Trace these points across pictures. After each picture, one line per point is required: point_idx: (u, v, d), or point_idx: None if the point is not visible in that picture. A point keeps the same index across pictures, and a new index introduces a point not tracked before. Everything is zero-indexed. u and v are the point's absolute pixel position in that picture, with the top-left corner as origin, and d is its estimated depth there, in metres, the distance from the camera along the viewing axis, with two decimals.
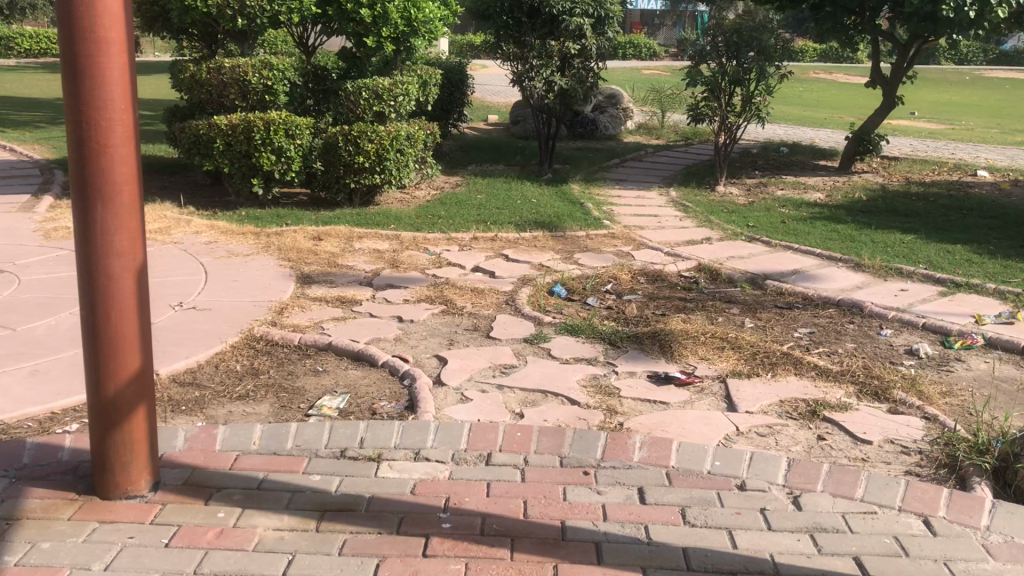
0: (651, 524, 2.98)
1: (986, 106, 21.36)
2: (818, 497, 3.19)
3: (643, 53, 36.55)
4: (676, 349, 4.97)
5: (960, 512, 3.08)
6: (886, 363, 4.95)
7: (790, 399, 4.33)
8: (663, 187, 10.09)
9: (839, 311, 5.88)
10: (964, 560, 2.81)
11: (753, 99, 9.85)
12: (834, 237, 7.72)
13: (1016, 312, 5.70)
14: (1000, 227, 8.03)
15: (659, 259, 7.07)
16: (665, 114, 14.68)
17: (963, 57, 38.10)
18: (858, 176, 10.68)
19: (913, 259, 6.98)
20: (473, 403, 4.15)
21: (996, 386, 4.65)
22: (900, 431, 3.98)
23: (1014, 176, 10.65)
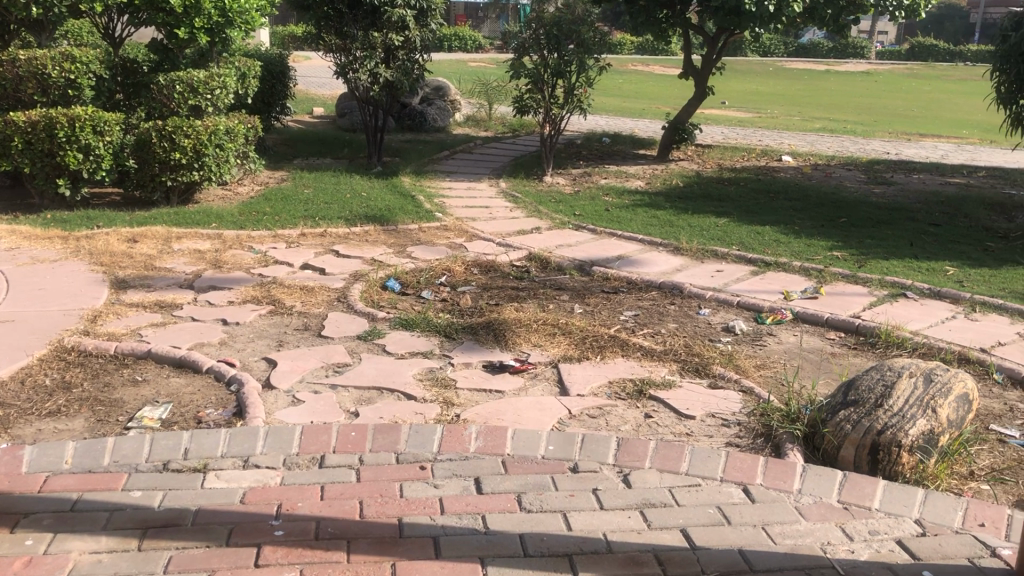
0: (488, 514, 3.01)
1: (788, 96, 22.85)
2: (646, 474, 3.31)
3: (468, 45, 36.77)
4: (509, 338, 5.03)
5: (775, 478, 3.28)
6: (705, 340, 5.20)
7: (618, 379, 4.47)
8: (492, 178, 10.19)
9: (662, 293, 6.12)
10: (780, 523, 2.99)
11: (574, 91, 10.11)
12: (655, 222, 8.04)
13: (819, 288, 6.12)
14: (802, 208, 8.60)
15: (491, 250, 7.13)
16: (492, 106, 14.84)
17: (765, 50, 40.60)
18: (676, 164, 11.16)
19: (727, 241, 7.37)
20: (305, 405, 4.04)
21: (804, 357, 4.99)
22: (721, 405, 4.20)
23: (814, 160, 11.45)
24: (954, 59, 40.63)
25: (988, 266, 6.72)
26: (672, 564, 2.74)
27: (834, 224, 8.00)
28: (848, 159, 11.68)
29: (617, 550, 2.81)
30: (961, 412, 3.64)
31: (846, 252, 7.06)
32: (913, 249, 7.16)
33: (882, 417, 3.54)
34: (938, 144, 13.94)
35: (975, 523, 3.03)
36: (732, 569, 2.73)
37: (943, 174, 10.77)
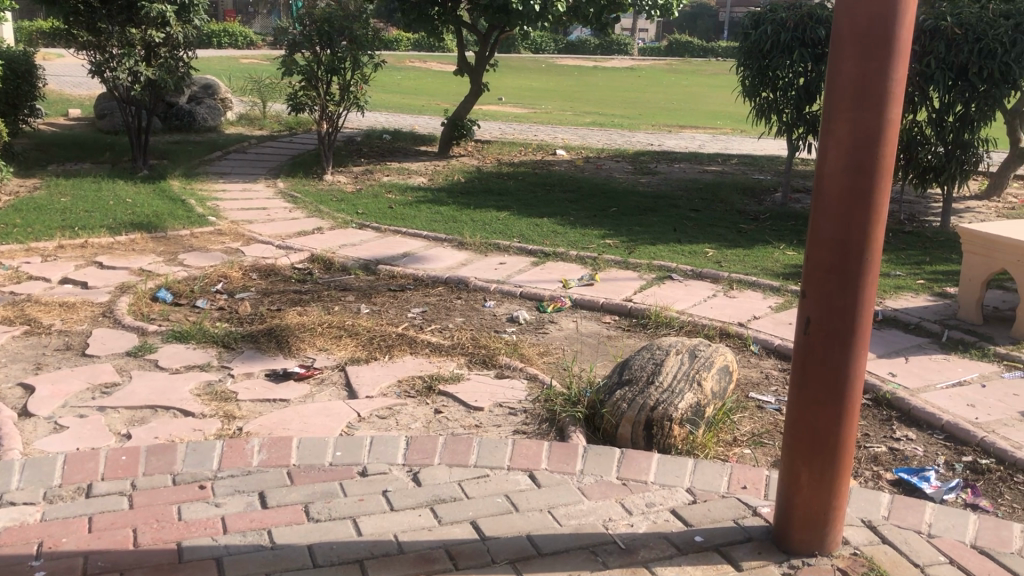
0: (274, 528, 2.91)
1: (561, 91, 23.70)
2: (435, 470, 3.32)
3: (238, 41, 35.44)
4: (293, 344, 4.88)
5: (558, 462, 3.39)
6: (491, 332, 5.30)
7: (406, 378, 4.46)
8: (268, 178, 9.86)
9: (447, 288, 6.17)
10: (564, 505, 3.10)
11: (350, 88, 10.02)
12: (437, 218, 8.10)
13: (594, 275, 6.39)
14: (576, 200, 8.95)
15: (270, 253, 6.90)
16: (266, 104, 14.39)
17: (538, 47, 41.87)
18: (456, 160, 11.28)
19: (508, 234, 7.54)
20: (69, 431, 3.74)
21: (584, 342, 5.19)
22: (507, 394, 4.29)
23: (586, 153, 11.95)
24: (707, 54, 43.70)
25: (743, 246, 7.29)
26: (463, 557, 2.77)
27: (606, 213, 8.38)
28: (616, 151, 12.28)
29: (408, 550, 2.80)
30: (723, 383, 3.92)
31: (619, 239, 7.42)
32: (678, 234, 7.64)
33: (654, 394, 3.75)
34: (696, 135, 14.95)
35: (738, 486, 3.27)
36: (520, 555, 2.79)
37: (701, 162, 11.56)
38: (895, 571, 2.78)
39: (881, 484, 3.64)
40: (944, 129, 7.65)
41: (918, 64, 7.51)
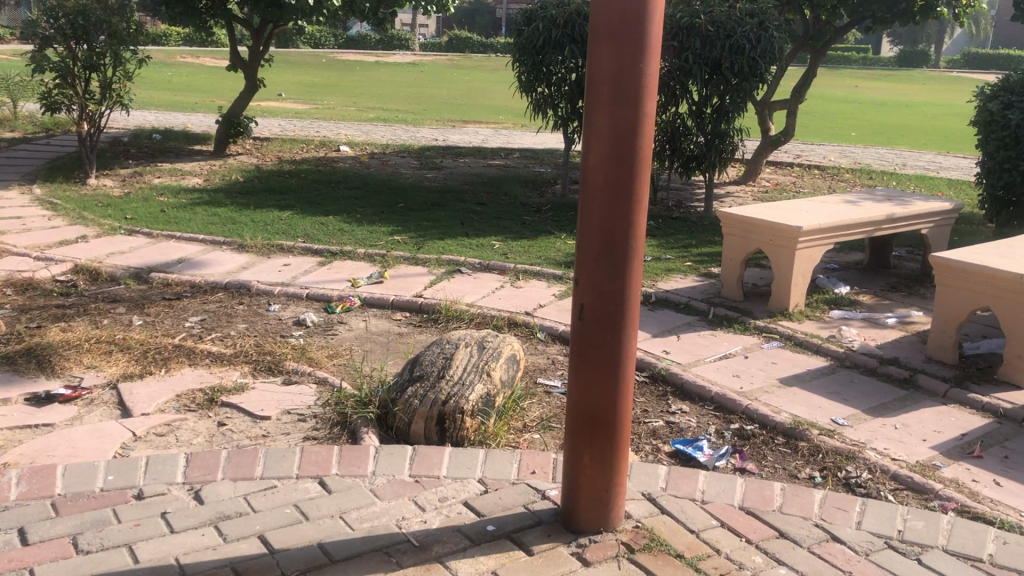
0: (38, 566, 2.67)
1: (343, 87, 23.34)
2: (219, 486, 3.17)
3: None
4: (57, 363, 4.51)
5: (349, 465, 3.33)
6: (277, 337, 5.13)
7: (186, 392, 4.23)
8: (22, 184, 9.05)
9: (228, 294, 5.90)
10: (357, 509, 3.05)
11: (111, 86, 9.37)
12: (215, 220, 7.74)
13: (383, 272, 6.34)
14: (362, 197, 8.83)
15: (27, 266, 6.33)
16: (16, 104, 13.19)
17: (317, 41, 40.97)
18: (234, 159, 10.83)
19: (292, 234, 7.32)
20: None
21: (374, 341, 5.14)
22: (295, 400, 4.17)
23: (370, 149, 11.83)
24: (487, 49, 44.45)
25: (528, 237, 7.48)
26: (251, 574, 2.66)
27: (392, 210, 8.34)
28: (401, 146, 12.24)
29: (190, 573, 2.66)
30: (511, 372, 4.00)
31: (406, 235, 7.40)
32: (465, 228, 7.72)
33: (445, 388, 3.76)
34: (479, 130, 15.18)
35: (528, 472, 3.35)
36: (312, 564, 2.72)
37: (484, 156, 11.74)
38: (673, 539, 2.94)
39: (660, 457, 3.85)
40: (703, 120, 8.19)
41: (677, 60, 7.94)
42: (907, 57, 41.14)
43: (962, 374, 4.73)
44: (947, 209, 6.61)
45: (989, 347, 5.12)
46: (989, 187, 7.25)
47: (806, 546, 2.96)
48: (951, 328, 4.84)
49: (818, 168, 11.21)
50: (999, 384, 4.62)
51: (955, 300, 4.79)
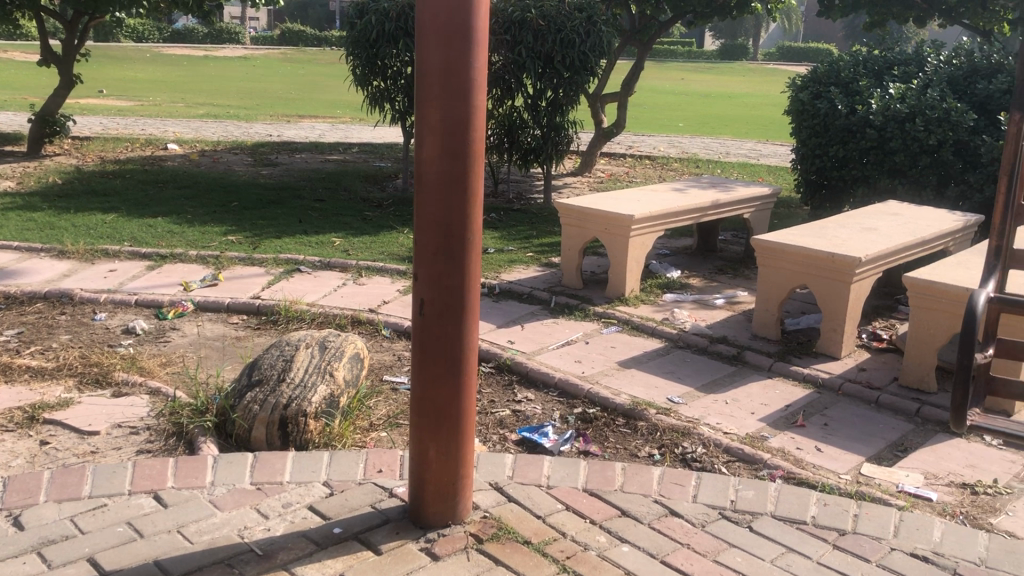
0: None
1: (169, 82, 22.30)
2: (42, 509, 2.98)
3: None
4: None
5: (186, 477, 3.20)
6: (104, 347, 4.85)
7: (2, 411, 3.93)
8: None
9: (48, 304, 5.53)
10: (195, 522, 2.93)
11: None
12: (31, 226, 7.23)
13: (217, 274, 6.10)
14: (192, 196, 8.47)
15: None
16: None
17: (139, 34, 38.96)
18: (51, 160, 10.15)
19: (117, 238, 6.94)
20: None
21: (211, 347, 4.95)
22: (125, 413, 3.96)
23: (200, 147, 11.36)
24: (321, 43, 43.53)
25: (369, 233, 7.39)
26: None
27: (226, 209, 8.04)
28: (233, 143, 11.82)
29: None
30: (355, 371, 3.94)
31: (241, 235, 7.16)
32: (303, 226, 7.54)
33: (286, 391, 3.66)
34: (315, 125, 14.87)
35: (374, 471, 3.31)
36: None
37: (321, 152, 11.50)
38: (520, 526, 2.99)
39: (507, 446, 3.90)
40: (538, 113, 8.35)
41: (511, 54, 8.02)
42: (728, 50, 43.27)
43: (784, 349, 5.03)
44: (767, 194, 7.00)
45: (807, 322, 5.47)
46: (804, 171, 7.73)
47: (647, 522, 3.07)
48: (773, 306, 5.13)
49: (649, 158, 11.62)
50: (818, 356, 4.94)
51: (777, 280, 5.08)
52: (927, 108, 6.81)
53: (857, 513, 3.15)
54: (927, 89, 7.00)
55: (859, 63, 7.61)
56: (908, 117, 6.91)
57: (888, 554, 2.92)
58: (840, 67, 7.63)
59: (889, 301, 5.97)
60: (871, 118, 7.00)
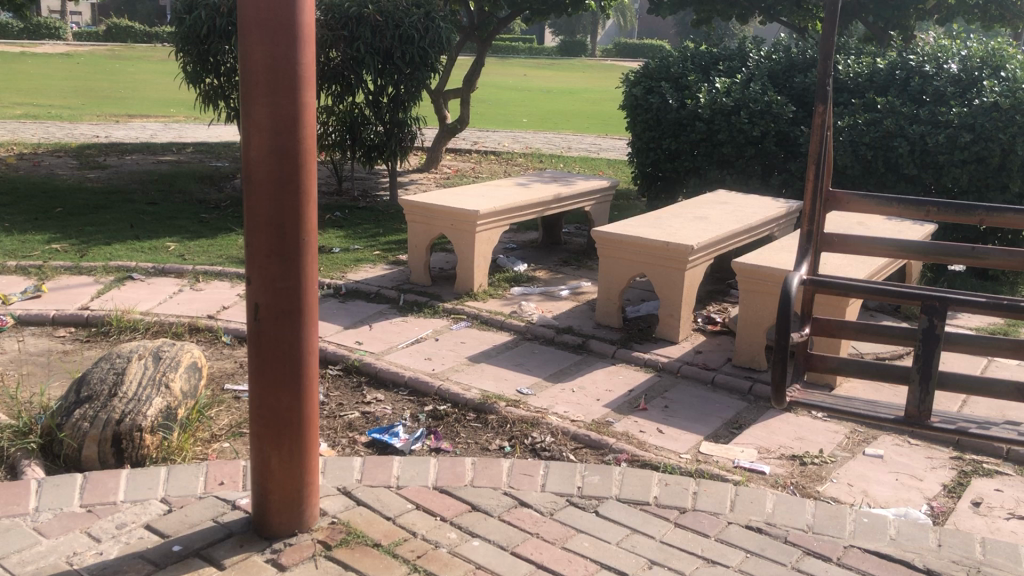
0: None
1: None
2: None
3: None
4: None
5: (6, 505, 2.98)
6: None
7: None
8: None
9: None
10: (17, 552, 2.74)
11: None
12: None
13: (40, 285, 5.72)
14: (8, 203, 7.90)
15: None
16: None
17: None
18: None
19: None
20: None
21: (35, 363, 4.64)
22: None
23: (18, 149, 10.62)
24: (151, 39, 41.56)
25: (207, 236, 7.12)
26: None
27: (49, 215, 7.55)
28: (55, 145, 11.11)
29: None
30: (193, 381, 3.78)
31: (66, 243, 6.74)
32: (135, 231, 7.18)
33: (118, 406, 3.47)
34: (146, 124, 14.18)
35: (215, 483, 3.19)
36: None
37: (153, 153, 10.98)
38: (369, 529, 2.95)
39: (356, 449, 3.84)
40: (380, 109, 8.27)
41: (349, 50, 7.87)
42: (567, 47, 44.17)
43: (627, 336, 5.18)
44: (606, 187, 7.19)
45: (647, 309, 5.66)
46: (639, 165, 8.03)
47: (497, 515, 3.09)
48: (615, 294, 5.28)
49: (493, 153, 11.71)
50: (658, 342, 5.12)
51: (617, 270, 5.23)
52: (750, 102, 7.18)
53: (695, 491, 3.29)
54: (750, 83, 7.36)
55: (687, 59, 7.92)
56: (733, 110, 7.26)
57: (725, 528, 3.05)
58: (670, 62, 7.92)
59: (722, 286, 6.26)
60: (699, 111, 7.31)
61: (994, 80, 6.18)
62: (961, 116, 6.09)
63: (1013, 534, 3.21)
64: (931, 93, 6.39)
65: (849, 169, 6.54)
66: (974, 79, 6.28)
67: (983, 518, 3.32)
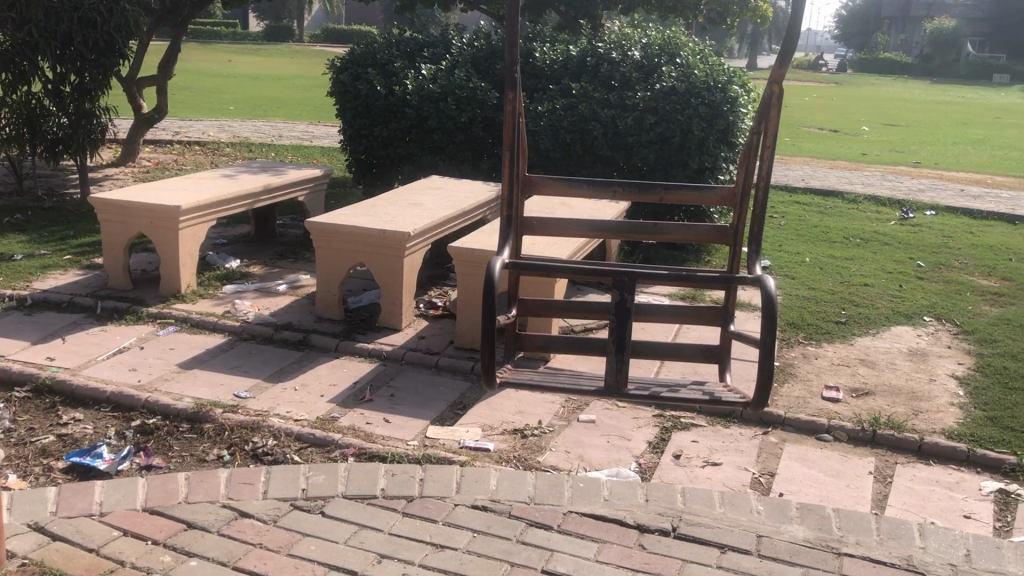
0: None
1: None
2: None
3: None
4: None
5: None
6: None
7: None
8: None
9: None
10: None
11: None
12: None
13: None
14: None
15: None
16: None
17: None
18: None
19: None
20: None
21: None
22: None
23: None
24: None
25: None
26: None
27: None
28: None
29: None
30: None
31: None
32: None
33: None
34: None
35: None
36: None
37: None
38: (68, 565, 2.67)
39: (53, 477, 3.47)
40: (63, 100, 7.50)
41: (19, 33, 7.05)
42: (272, 32, 42.70)
43: (348, 327, 5.10)
44: (319, 176, 7.03)
45: (368, 299, 5.61)
46: (352, 153, 7.95)
47: (215, 530, 2.92)
48: (334, 286, 5.18)
49: (197, 144, 11.05)
50: (380, 330, 5.09)
51: (334, 261, 5.13)
52: (456, 88, 7.31)
53: (422, 477, 3.30)
54: (454, 70, 7.48)
55: (392, 45, 7.90)
56: (440, 96, 7.37)
57: (452, 511, 3.09)
58: (375, 49, 7.88)
59: (441, 270, 6.35)
60: (408, 98, 7.37)
61: (672, 66, 6.73)
62: (646, 100, 6.59)
63: (709, 481, 3.53)
64: (619, 79, 6.84)
65: (552, 152, 6.86)
66: (655, 65, 6.80)
67: (683, 469, 3.63)
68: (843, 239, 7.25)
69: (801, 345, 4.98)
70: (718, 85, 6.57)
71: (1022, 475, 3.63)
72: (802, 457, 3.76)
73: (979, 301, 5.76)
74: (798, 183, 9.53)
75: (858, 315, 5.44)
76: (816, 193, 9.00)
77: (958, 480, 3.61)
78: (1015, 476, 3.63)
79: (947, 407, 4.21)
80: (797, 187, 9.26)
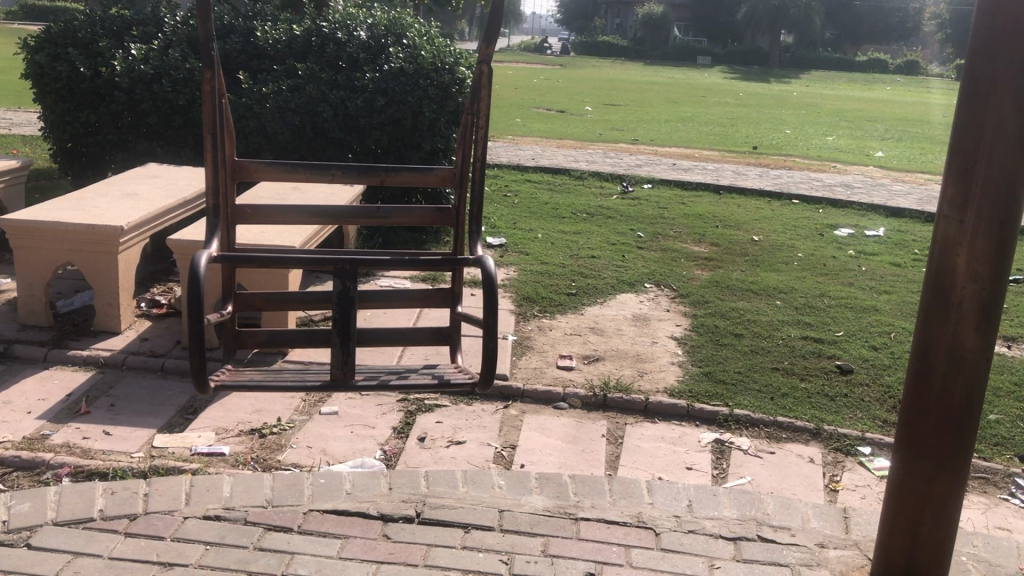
0: None
1: None
2: None
3: None
4: None
5: None
6: None
7: None
8: None
9: None
10: None
11: None
12: None
13: None
14: None
15: None
16: None
17: None
18: None
19: None
20: None
21: None
22: None
23: None
24: None
25: None
26: None
27: None
28: None
29: None
30: None
31: None
32: None
33: None
34: None
35: None
36: None
37: None
38: None
39: None
40: None
41: None
42: None
43: (60, 333, 4.62)
44: (16, 167, 6.30)
45: (82, 302, 5.11)
46: (56, 141, 7.23)
47: None
48: (40, 288, 4.66)
49: None
50: (97, 335, 4.66)
51: (36, 261, 4.61)
52: (171, 69, 6.78)
53: (146, 492, 3.04)
54: (168, 50, 6.92)
55: (95, 21, 7.18)
56: (154, 78, 6.82)
57: (181, 525, 2.88)
58: (75, 26, 7.15)
59: (164, 265, 5.92)
60: (117, 80, 6.80)
61: (399, 47, 6.68)
62: (374, 81, 6.49)
63: (454, 460, 3.54)
64: (346, 59, 6.69)
65: (280, 136, 6.52)
66: (381, 45, 6.70)
67: (428, 451, 3.61)
68: (571, 214, 7.58)
69: (537, 318, 5.13)
70: (445, 66, 6.61)
71: (733, 424, 3.95)
72: (541, 426, 3.87)
73: (692, 266, 6.22)
74: (528, 162, 9.84)
75: (587, 286, 5.69)
76: (545, 172, 9.35)
77: (681, 434, 3.87)
78: (728, 425, 3.95)
79: (668, 366, 4.51)
80: (527, 166, 9.57)
